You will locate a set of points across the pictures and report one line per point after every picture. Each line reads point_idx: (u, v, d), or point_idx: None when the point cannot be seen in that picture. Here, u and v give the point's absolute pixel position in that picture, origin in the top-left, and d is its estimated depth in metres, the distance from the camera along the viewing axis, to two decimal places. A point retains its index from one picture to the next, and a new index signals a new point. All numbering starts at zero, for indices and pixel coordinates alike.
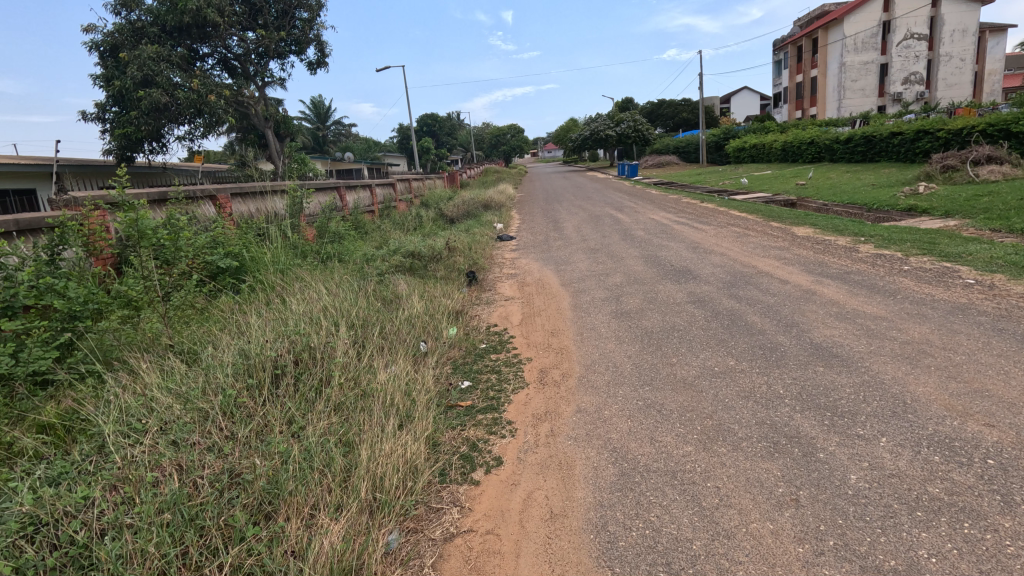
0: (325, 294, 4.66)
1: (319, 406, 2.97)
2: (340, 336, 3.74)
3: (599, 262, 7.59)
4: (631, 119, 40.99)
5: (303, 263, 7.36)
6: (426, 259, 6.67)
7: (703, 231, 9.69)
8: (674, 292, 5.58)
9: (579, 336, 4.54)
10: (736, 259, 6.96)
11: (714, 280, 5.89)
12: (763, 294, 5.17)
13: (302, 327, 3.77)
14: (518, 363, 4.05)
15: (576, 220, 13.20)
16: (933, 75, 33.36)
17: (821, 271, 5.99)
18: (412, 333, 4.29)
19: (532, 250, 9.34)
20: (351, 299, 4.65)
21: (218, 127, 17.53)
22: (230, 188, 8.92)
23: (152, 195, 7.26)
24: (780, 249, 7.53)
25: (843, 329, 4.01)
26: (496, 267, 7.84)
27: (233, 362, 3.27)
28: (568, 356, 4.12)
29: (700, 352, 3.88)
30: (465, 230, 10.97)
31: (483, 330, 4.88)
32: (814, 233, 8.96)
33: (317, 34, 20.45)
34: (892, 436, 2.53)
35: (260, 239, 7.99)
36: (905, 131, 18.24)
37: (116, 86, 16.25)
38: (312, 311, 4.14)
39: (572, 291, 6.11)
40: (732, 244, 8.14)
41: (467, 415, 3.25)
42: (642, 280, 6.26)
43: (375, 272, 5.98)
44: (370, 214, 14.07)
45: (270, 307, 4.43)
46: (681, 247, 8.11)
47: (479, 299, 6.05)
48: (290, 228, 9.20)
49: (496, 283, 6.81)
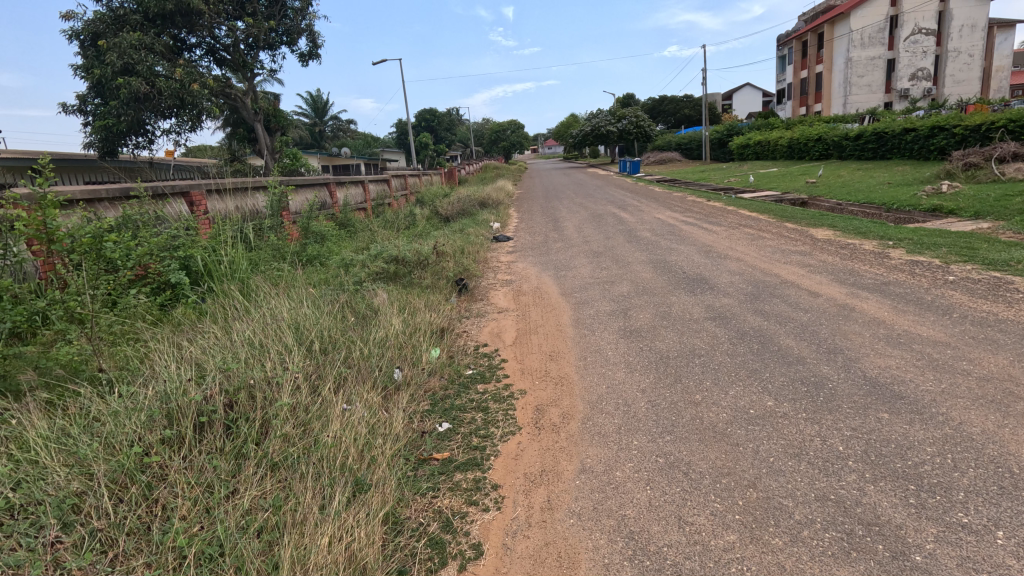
0: (287, 308, 4.01)
1: (249, 469, 2.34)
2: (293, 367, 3.08)
3: (603, 267, 6.94)
4: (634, 114, 40.22)
5: (278, 268, 6.70)
6: (411, 265, 6.01)
7: (713, 233, 9.02)
8: (689, 305, 4.91)
9: (582, 362, 3.86)
10: (755, 266, 6.29)
11: (735, 291, 5.22)
12: (793, 310, 4.49)
13: (247, 355, 3.12)
14: (508, 398, 3.37)
15: (577, 219, 12.52)
16: (942, 70, 32.48)
17: (853, 280, 5.33)
18: (384, 359, 3.62)
19: (530, 252, 8.69)
20: (317, 316, 3.98)
21: (204, 119, 16.74)
22: (205, 184, 8.20)
23: (111, 191, 6.52)
24: (801, 253, 6.87)
25: (900, 358, 3.34)
26: (491, 273, 7.17)
27: (148, 406, 2.63)
28: (569, 389, 3.44)
29: (730, 388, 3.20)
30: (460, 230, 10.33)
31: (471, 352, 4.21)
32: (835, 235, 8.30)
33: (309, 24, 19.70)
34: (1012, 530, 1.86)
35: (233, 241, 7.33)
36: (919, 127, 17.54)
37: (96, 76, 15.51)
38: (266, 333, 3.45)
39: (574, 302, 5.44)
40: (748, 247, 7.48)
41: (442, 474, 2.59)
42: (651, 290, 5.60)
43: (352, 280, 5.30)
44: (361, 212, 13.40)
45: (218, 325, 3.78)
46: (692, 251, 7.46)
47: (469, 312, 5.37)
48: (269, 229, 8.56)
49: (489, 291, 6.16)
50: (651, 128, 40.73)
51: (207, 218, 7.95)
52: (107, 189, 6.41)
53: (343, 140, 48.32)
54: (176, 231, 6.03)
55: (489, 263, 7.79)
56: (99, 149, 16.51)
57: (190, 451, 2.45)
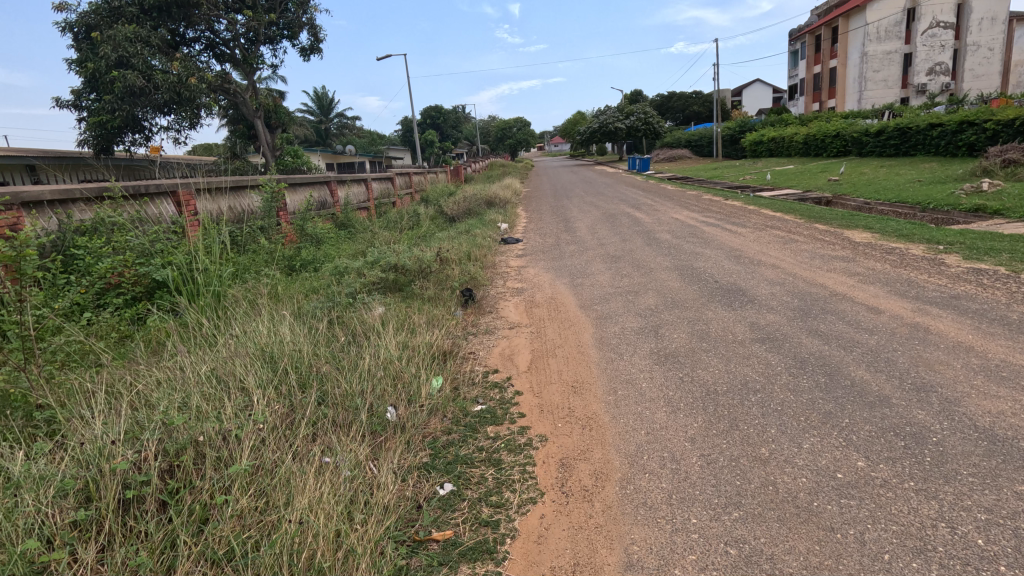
0: (264, 329, 3.42)
1: (184, 570, 1.74)
2: (258, 413, 2.47)
3: (624, 274, 6.33)
4: (642, 111, 39.49)
5: (267, 276, 6.14)
6: (412, 273, 5.39)
7: (739, 235, 8.36)
8: (728, 323, 4.27)
9: (610, 398, 3.23)
10: (796, 274, 5.64)
11: (781, 306, 4.57)
12: (854, 331, 3.85)
13: (203, 398, 2.51)
14: (525, 447, 2.76)
15: (589, 220, 11.88)
16: (960, 65, 31.38)
17: (915, 293, 4.67)
18: (375, 396, 3.01)
19: (543, 256, 8.06)
20: (297, 339, 3.37)
21: (201, 115, 16.14)
22: (195, 182, 7.62)
23: (86, 191, 5.95)
24: (844, 259, 6.22)
25: (1012, 401, 2.68)
26: (500, 280, 6.55)
27: (61, 473, 2.02)
28: (600, 435, 2.82)
29: (804, 440, 2.55)
30: (465, 232, 9.74)
31: (479, 381, 3.58)
32: (874, 238, 7.64)
33: (310, 17, 19.17)
34: None
35: (221, 248, 6.76)
36: (945, 122, 16.77)
37: (89, 69, 14.98)
38: (235, 370, 2.83)
39: (595, 317, 4.81)
40: (781, 252, 6.85)
41: (442, 566, 1.97)
42: (682, 302, 4.96)
43: (345, 291, 4.72)
44: (362, 211, 12.81)
45: (180, 351, 3.18)
46: (720, 256, 6.83)
47: (476, 328, 4.74)
48: (261, 232, 8.00)
49: (499, 302, 5.55)
50: (661, 125, 39.90)
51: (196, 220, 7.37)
52: (82, 189, 5.86)
53: (348, 137, 47.77)
54: (154, 236, 5.48)
55: (497, 268, 7.20)
56: (93, 145, 15.96)
57: (106, 543, 1.85)
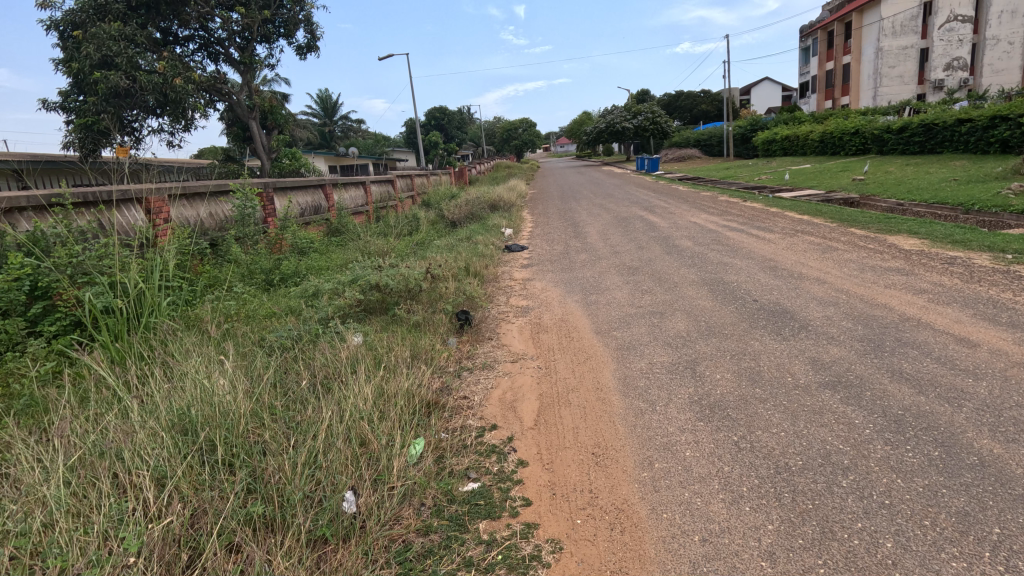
0: (195, 379, 2.65)
1: None
2: (137, 537, 1.70)
3: (646, 290, 5.53)
4: (650, 110, 38.59)
5: (236, 295, 5.39)
6: (397, 295, 4.61)
7: (769, 242, 7.52)
8: (783, 359, 3.46)
9: (645, 476, 2.42)
10: (848, 290, 4.83)
11: (843, 335, 3.73)
12: (953, 373, 3.02)
13: (59, 513, 1.74)
14: (530, 564, 1.97)
15: (600, 224, 11.08)
16: (979, 60, 30.03)
17: (1007, 317, 3.82)
18: (325, 482, 2.23)
19: (550, 266, 7.26)
20: (235, 394, 2.61)
21: (187, 117, 15.52)
22: (169, 186, 6.86)
23: (32, 200, 5.15)
24: (899, 271, 5.39)
25: None
26: (502, 297, 5.75)
27: None
28: (634, 543, 2.02)
29: (942, 567, 1.73)
30: (466, 239, 8.96)
31: (471, 444, 2.78)
32: (924, 245, 6.80)
33: (307, 15, 18.49)
34: None
35: (186, 262, 6.00)
36: (976, 118, 15.89)
37: (72, 69, 14.35)
38: (125, 463, 2.04)
39: (615, 348, 3.99)
40: (822, 262, 6.04)
41: None
42: (718, 329, 4.14)
43: (316, 323, 3.96)
44: (358, 216, 12.05)
45: (74, 414, 2.41)
46: (752, 267, 6.03)
47: (471, 363, 3.95)
48: (234, 244, 7.26)
49: (500, 326, 4.75)
50: (669, 125, 38.94)
51: (170, 228, 6.69)
52: (28, 196, 5.08)
53: (352, 140, 47.03)
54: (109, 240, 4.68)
55: (498, 281, 6.42)
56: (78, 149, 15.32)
57: None
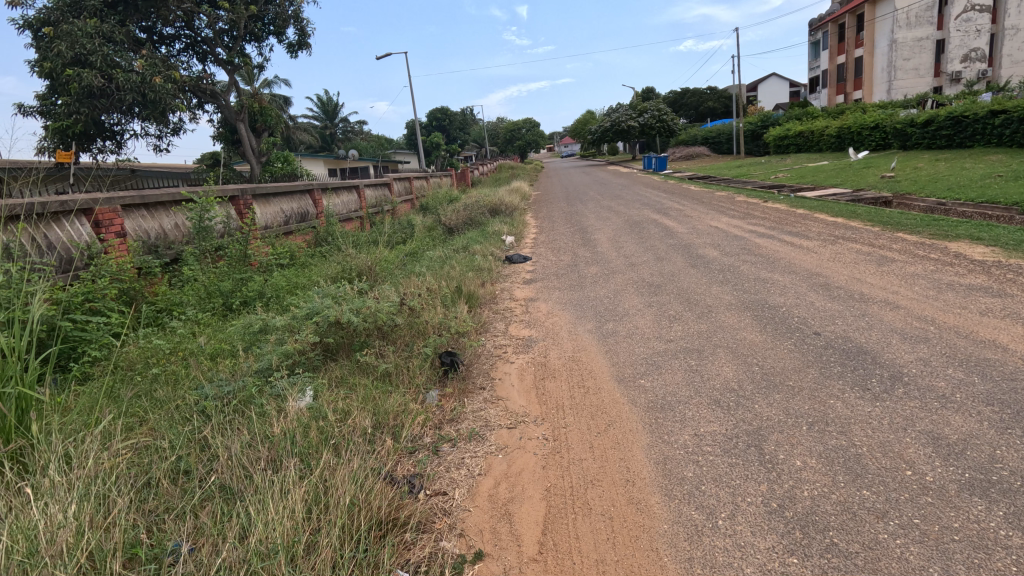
0: (10, 517, 1.71)
1: None
2: None
3: (675, 315, 4.54)
4: (656, 108, 37.51)
5: (177, 326, 4.45)
6: (362, 332, 3.66)
7: (808, 250, 6.51)
8: (888, 435, 2.46)
9: None
10: (934, 319, 3.83)
11: (960, 396, 2.72)
12: None
13: None
14: None
15: (610, 229, 10.09)
16: (997, 50, 28.55)
17: None
18: None
19: (556, 282, 6.29)
20: (71, 534, 1.68)
21: (167, 117, 14.67)
22: (122, 196, 5.76)
23: None
24: (987, 291, 4.38)
25: None
26: (499, 324, 4.78)
27: None
28: None
29: None
30: (461, 249, 8.01)
31: None
32: (996, 254, 5.78)
33: (296, 11, 17.63)
34: None
35: (126, 284, 5.01)
36: (1011, 109, 14.77)
37: (45, 70, 13.55)
38: None
39: (645, 408, 3.01)
40: (884, 277, 5.03)
41: None
42: (780, 379, 3.15)
43: (251, 378, 3.03)
44: (347, 221, 11.10)
45: None
46: (800, 284, 5.03)
47: (455, 430, 2.96)
48: (196, 259, 6.27)
49: (495, 368, 3.79)
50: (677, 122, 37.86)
51: (122, 245, 5.59)
52: None
53: (352, 142, 46.25)
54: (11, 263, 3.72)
55: (496, 303, 5.45)
56: None
57: None
